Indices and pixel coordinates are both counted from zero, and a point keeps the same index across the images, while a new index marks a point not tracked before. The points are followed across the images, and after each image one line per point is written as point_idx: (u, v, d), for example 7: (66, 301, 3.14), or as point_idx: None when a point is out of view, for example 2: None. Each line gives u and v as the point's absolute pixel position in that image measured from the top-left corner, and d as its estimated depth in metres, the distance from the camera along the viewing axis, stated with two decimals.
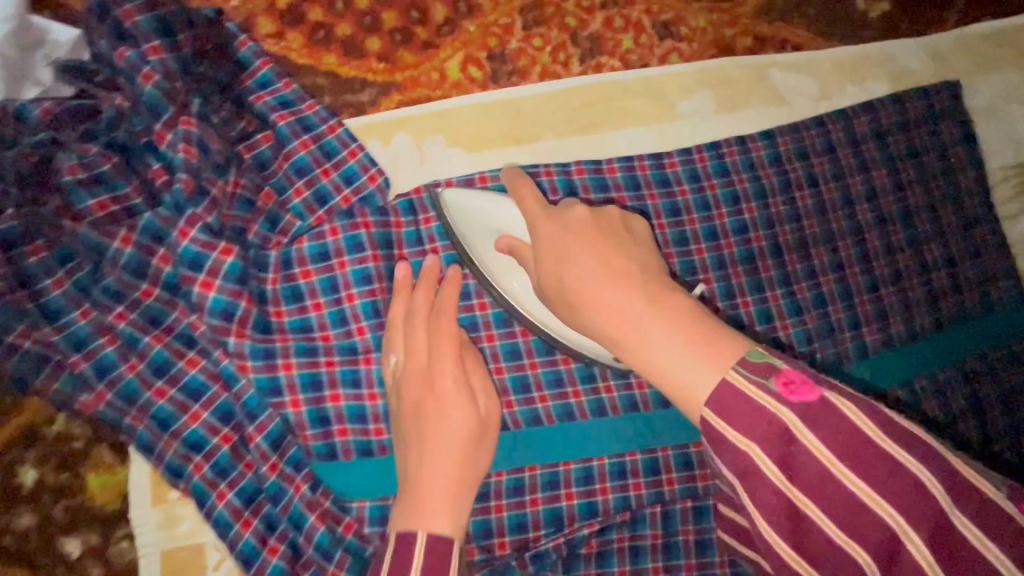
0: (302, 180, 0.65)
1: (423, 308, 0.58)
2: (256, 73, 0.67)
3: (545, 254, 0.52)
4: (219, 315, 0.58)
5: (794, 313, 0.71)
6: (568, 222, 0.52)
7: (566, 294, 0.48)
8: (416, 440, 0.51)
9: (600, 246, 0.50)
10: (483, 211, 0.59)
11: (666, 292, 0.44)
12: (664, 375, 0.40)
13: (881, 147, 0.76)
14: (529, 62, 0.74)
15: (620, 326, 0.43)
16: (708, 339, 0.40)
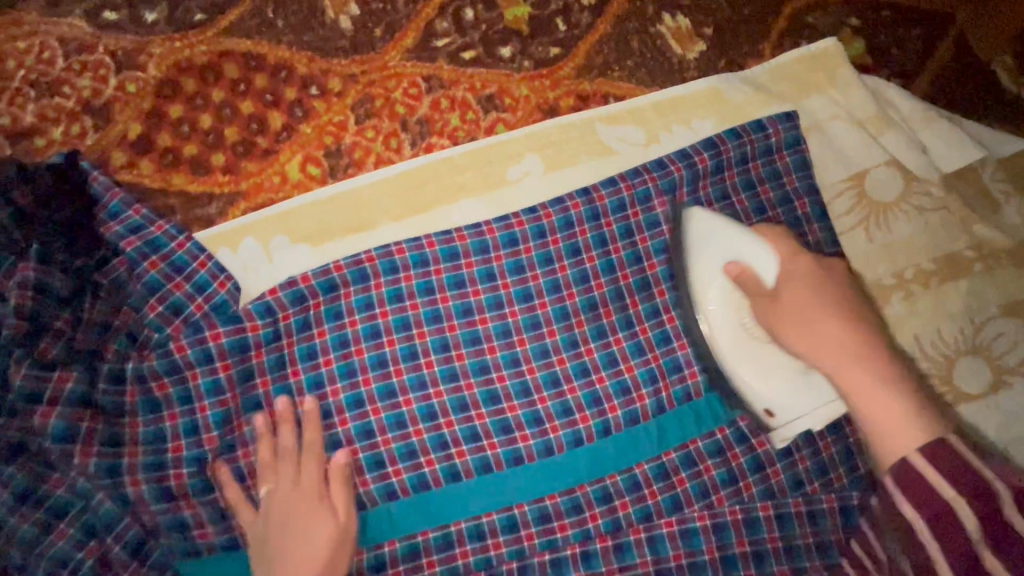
0: (155, 297, 0.70)
1: (288, 484, 0.66)
2: (107, 205, 0.71)
3: (800, 287, 0.64)
4: (61, 440, 0.62)
5: (637, 354, 0.75)
6: (795, 279, 0.65)
7: (802, 312, 0.62)
8: (283, 558, 0.61)
9: (839, 297, 0.63)
10: (732, 242, 0.69)
11: (890, 339, 0.59)
12: (877, 401, 0.53)
13: (697, 188, 0.79)
14: (363, 154, 0.80)
15: (853, 343, 0.58)
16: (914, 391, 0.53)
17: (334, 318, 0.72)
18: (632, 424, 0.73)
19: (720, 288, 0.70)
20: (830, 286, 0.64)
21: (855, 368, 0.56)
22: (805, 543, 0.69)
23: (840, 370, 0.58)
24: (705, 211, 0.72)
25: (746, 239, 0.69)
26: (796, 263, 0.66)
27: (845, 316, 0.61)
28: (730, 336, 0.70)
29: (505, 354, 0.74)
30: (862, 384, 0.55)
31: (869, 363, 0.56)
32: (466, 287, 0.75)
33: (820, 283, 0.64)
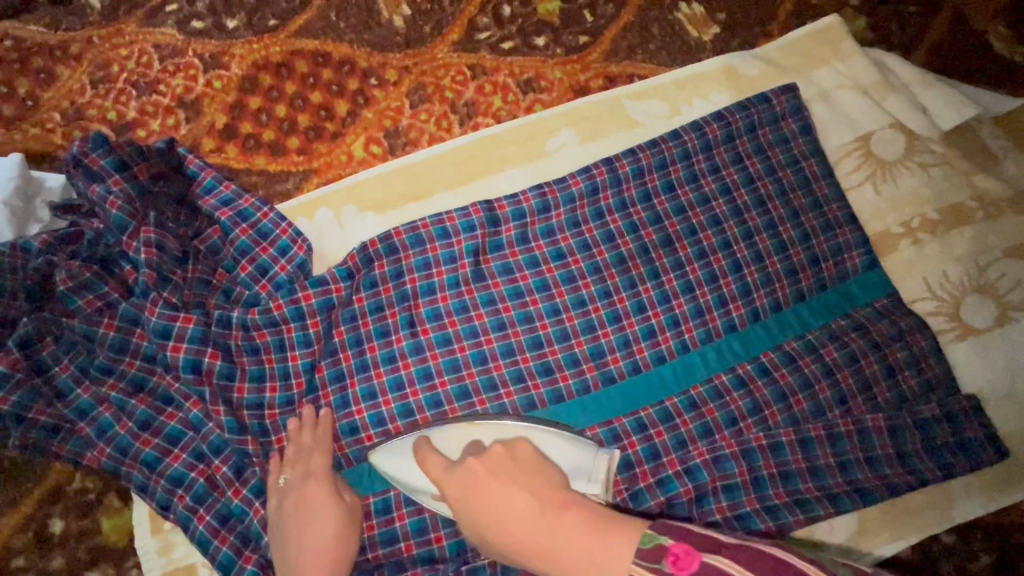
0: (246, 259, 0.81)
1: (297, 475, 0.72)
2: (202, 181, 0.83)
3: (456, 499, 0.63)
4: (190, 369, 0.73)
5: (664, 301, 0.84)
6: (465, 471, 0.64)
7: (476, 523, 0.60)
8: (297, 540, 0.68)
9: (507, 471, 0.62)
10: (406, 468, 0.73)
11: (558, 509, 0.55)
12: (587, 561, 0.50)
13: (714, 154, 0.89)
14: (418, 134, 0.91)
15: (511, 533, 0.56)
16: (604, 526, 0.52)
17: (397, 278, 0.82)
18: (659, 364, 0.82)
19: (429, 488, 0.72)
20: (495, 465, 0.63)
21: (563, 541, 0.53)
22: (826, 462, 0.77)
23: (551, 555, 0.53)
24: (386, 451, 0.74)
25: (405, 463, 0.74)
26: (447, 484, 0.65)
27: (512, 498, 0.58)
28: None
29: (546, 305, 0.83)
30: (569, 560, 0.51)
31: (552, 527, 0.54)
32: (505, 250, 0.85)
33: (489, 467, 0.63)
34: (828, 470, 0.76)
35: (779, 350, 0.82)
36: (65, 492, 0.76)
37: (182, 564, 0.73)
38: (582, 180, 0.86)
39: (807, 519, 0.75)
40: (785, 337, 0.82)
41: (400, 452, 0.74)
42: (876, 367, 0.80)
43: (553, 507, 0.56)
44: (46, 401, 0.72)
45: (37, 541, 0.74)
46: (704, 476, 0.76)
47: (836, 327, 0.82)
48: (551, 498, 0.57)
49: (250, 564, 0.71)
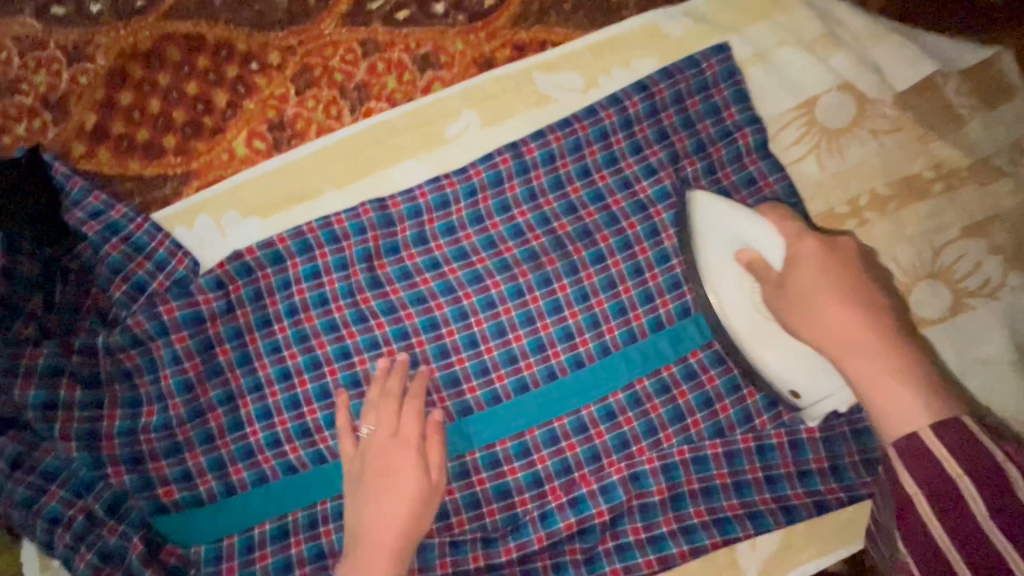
0: (119, 276, 0.75)
1: (386, 434, 0.67)
2: (70, 193, 0.76)
3: (791, 285, 0.59)
4: (43, 406, 0.67)
5: (582, 300, 0.75)
6: (811, 256, 0.59)
7: (806, 301, 0.57)
8: (371, 498, 0.64)
9: (861, 278, 0.57)
10: (737, 228, 0.65)
11: (907, 332, 0.52)
12: (874, 386, 0.49)
13: (635, 131, 0.79)
14: (305, 124, 0.82)
15: (861, 333, 0.52)
16: (954, 383, 0.48)
17: (285, 289, 0.75)
18: (577, 368, 0.73)
19: (723, 264, 0.67)
20: (849, 267, 0.58)
21: (862, 359, 0.50)
22: (753, 476, 0.70)
23: (856, 367, 0.51)
24: (708, 196, 0.69)
25: (758, 225, 0.64)
26: (801, 248, 0.60)
27: (841, 297, 0.55)
28: (744, 313, 0.67)
29: (451, 309, 0.75)
30: (895, 384, 0.48)
31: (880, 349, 0.50)
32: (401, 252, 0.77)
33: (842, 270, 0.57)
34: (754, 485, 0.70)
35: (708, 349, 0.74)
36: None
37: None
38: (483, 170, 0.78)
39: (726, 541, 0.69)
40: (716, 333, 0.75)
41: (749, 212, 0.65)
42: None
43: (904, 332, 0.52)
44: None
45: None
46: (620, 496, 0.70)
47: None
48: (891, 315, 0.54)
49: None
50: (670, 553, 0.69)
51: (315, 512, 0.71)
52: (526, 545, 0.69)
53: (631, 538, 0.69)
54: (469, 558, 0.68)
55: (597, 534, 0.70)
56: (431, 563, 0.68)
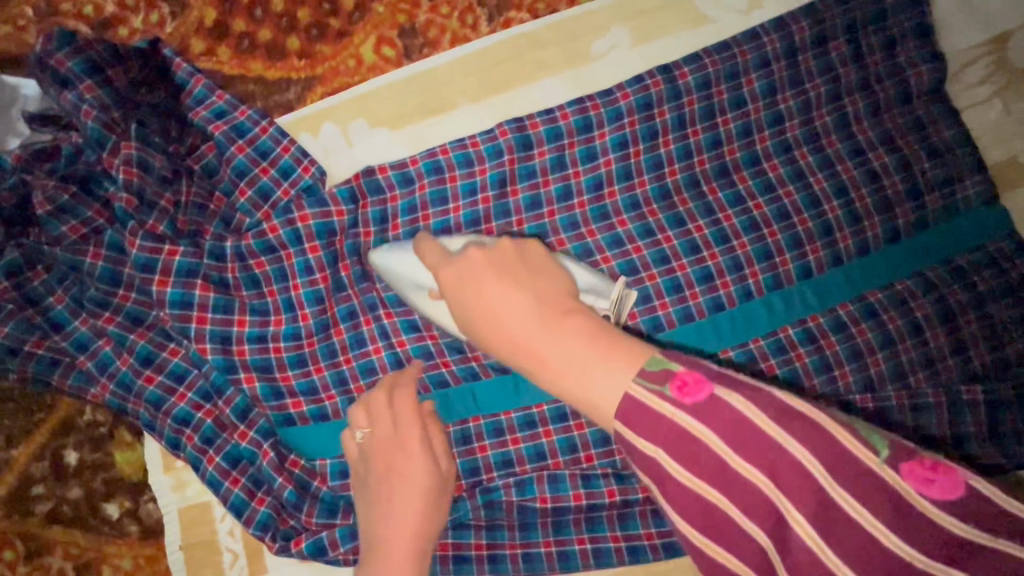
0: (244, 181, 0.70)
1: (387, 429, 0.59)
2: (193, 91, 0.71)
3: (451, 291, 0.49)
4: (179, 306, 0.66)
5: (721, 242, 0.69)
6: (466, 259, 0.49)
7: (471, 310, 0.46)
8: (383, 499, 0.56)
9: (519, 273, 0.46)
10: (411, 267, 0.62)
11: (567, 315, 0.41)
12: (585, 379, 0.37)
13: (799, 61, 0.70)
14: (438, 32, 0.76)
15: (524, 330, 0.41)
16: (612, 338, 0.39)
17: (408, 213, 0.71)
18: (716, 311, 0.68)
19: (422, 299, 0.61)
20: (517, 262, 0.48)
21: (565, 345, 0.39)
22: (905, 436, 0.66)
23: (534, 366, 0.40)
24: (382, 248, 0.64)
25: (411, 254, 0.62)
26: (441, 276, 0.50)
27: (498, 290, 0.45)
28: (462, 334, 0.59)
29: (575, 246, 0.70)
30: (555, 373, 0.39)
31: (570, 333, 0.39)
32: (538, 177, 0.71)
33: (478, 272, 0.47)
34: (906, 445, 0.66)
35: (860, 302, 0.68)
36: (77, 424, 0.73)
37: (197, 501, 0.71)
38: (631, 95, 0.70)
39: None
40: (869, 288, 0.69)
41: (404, 248, 0.63)
42: (974, 326, 0.68)
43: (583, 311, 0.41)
44: (43, 334, 0.67)
45: (54, 472, 0.73)
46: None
47: (933, 277, 0.69)
48: (557, 303, 0.43)
49: (263, 507, 0.66)
50: None
51: None
52: None
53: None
54: (604, 492, 0.67)
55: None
56: (566, 492, 0.67)
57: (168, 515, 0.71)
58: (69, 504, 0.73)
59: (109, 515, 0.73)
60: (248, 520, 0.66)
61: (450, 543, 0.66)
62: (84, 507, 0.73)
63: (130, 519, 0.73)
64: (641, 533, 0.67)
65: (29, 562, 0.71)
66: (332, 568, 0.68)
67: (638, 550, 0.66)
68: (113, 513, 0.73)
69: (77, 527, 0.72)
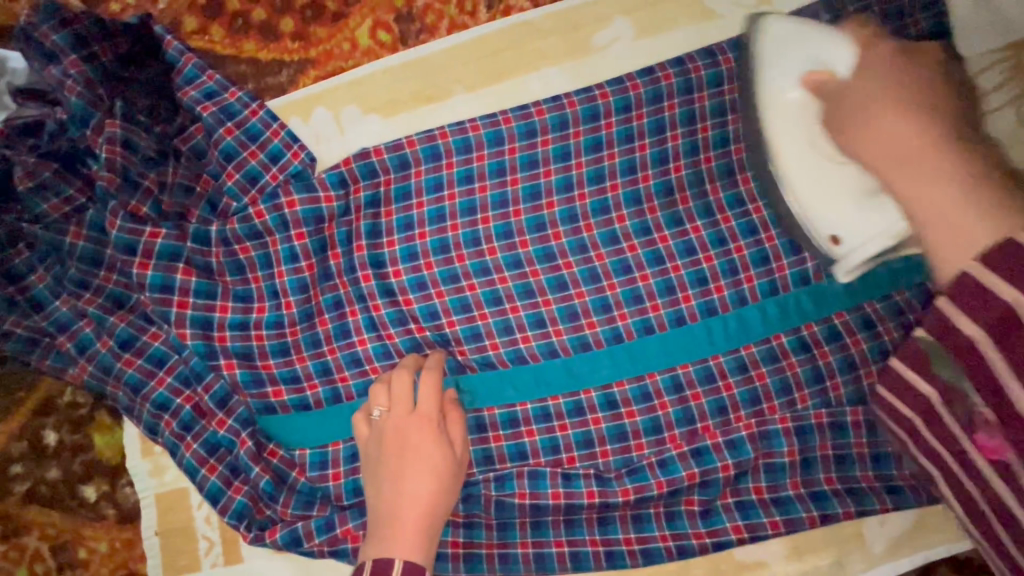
0: (232, 164, 0.69)
1: (404, 411, 0.61)
2: (183, 70, 0.69)
3: (851, 105, 0.53)
4: (160, 289, 0.65)
5: (718, 244, 0.68)
6: (919, 75, 0.52)
7: (857, 108, 0.52)
8: (395, 475, 0.58)
9: (914, 92, 0.50)
10: (817, 42, 0.57)
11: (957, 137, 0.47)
12: (935, 183, 0.45)
13: None
14: (436, 18, 0.74)
15: (917, 136, 0.47)
16: (1009, 218, 0.41)
17: (402, 200, 0.70)
18: (708, 316, 0.67)
19: (783, 99, 0.59)
20: (923, 91, 0.50)
21: (933, 183, 0.45)
22: (894, 450, 0.65)
23: (895, 168, 0.48)
24: (782, 21, 0.60)
25: (834, 40, 0.57)
26: (871, 56, 0.54)
27: (904, 109, 0.49)
28: (805, 151, 0.59)
29: (570, 241, 0.69)
30: (918, 193, 0.45)
31: (952, 171, 0.44)
32: (539, 167, 0.69)
33: (896, 85, 0.51)
34: (894, 459, 0.65)
35: (856, 312, 0.67)
36: (57, 405, 0.73)
37: (175, 487, 0.71)
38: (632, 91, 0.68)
39: (859, 512, 0.64)
40: (868, 297, 0.67)
41: (825, 31, 0.58)
42: None
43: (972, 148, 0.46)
44: (22, 313, 0.66)
45: (32, 452, 0.72)
46: (747, 454, 0.65)
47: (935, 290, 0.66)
48: (940, 123, 0.48)
49: (239, 496, 0.65)
50: (798, 517, 0.64)
51: None
52: (645, 488, 0.65)
53: (755, 496, 0.65)
54: (584, 494, 0.65)
55: (720, 488, 0.65)
56: (545, 491, 0.66)
57: (145, 500, 0.70)
58: (47, 485, 0.72)
59: (86, 497, 0.72)
60: (224, 507, 0.65)
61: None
62: (62, 488, 0.72)
63: (106, 502, 0.72)
64: (620, 538, 0.65)
65: (5, 542, 0.71)
66: (308, 559, 0.68)
67: (616, 555, 0.65)
68: (90, 496, 0.72)
69: (54, 508, 0.72)
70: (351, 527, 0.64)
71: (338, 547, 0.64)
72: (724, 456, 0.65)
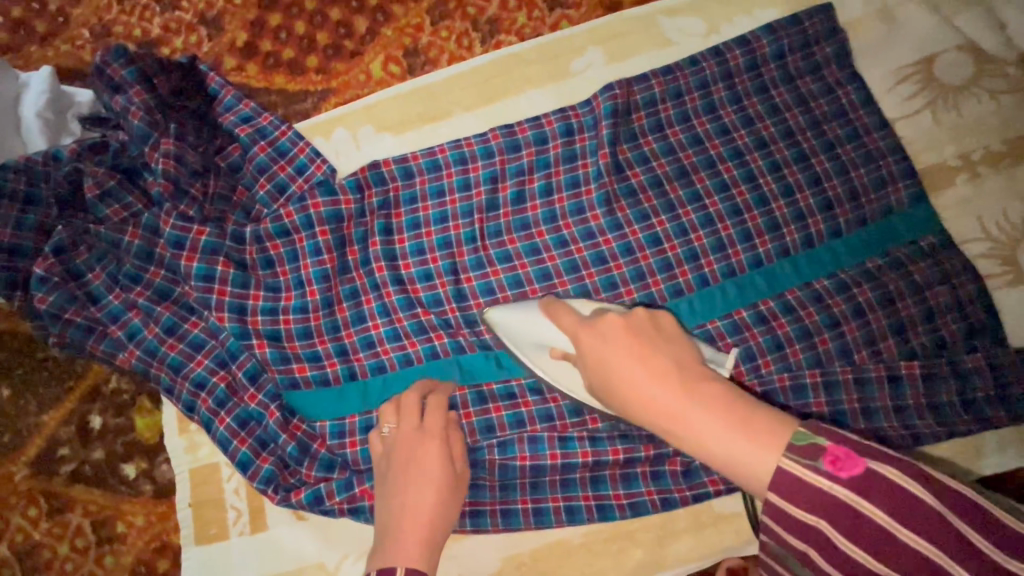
0: (264, 177, 0.80)
1: (411, 427, 0.68)
2: (223, 99, 0.82)
3: (596, 369, 0.56)
4: (203, 279, 0.74)
5: (680, 235, 0.79)
6: (604, 332, 0.57)
7: (608, 373, 0.54)
8: (398, 490, 0.64)
9: (648, 347, 0.53)
10: (536, 327, 0.67)
11: (700, 379, 0.48)
12: (712, 438, 0.44)
13: (761, 72, 0.82)
14: (437, 53, 0.88)
15: (656, 401, 0.48)
16: (754, 419, 0.44)
17: (410, 203, 0.80)
18: (674, 297, 0.78)
19: (546, 360, 0.67)
20: (632, 341, 0.54)
21: (690, 422, 0.46)
22: (850, 408, 0.73)
23: (680, 432, 0.46)
24: (498, 309, 0.69)
25: (541, 319, 0.66)
26: (582, 336, 0.58)
27: (637, 359, 0.52)
28: (588, 394, 0.65)
29: (552, 237, 0.80)
30: (701, 446, 0.45)
31: (700, 406, 0.46)
32: (525, 176, 0.81)
33: (635, 338, 0.54)
34: (850, 415, 0.73)
35: (807, 289, 0.77)
36: (103, 392, 0.81)
37: (207, 462, 0.78)
38: (602, 103, 0.80)
39: None
40: (814, 275, 0.77)
41: (532, 309, 0.68)
42: (913, 311, 0.74)
43: (691, 387, 0.48)
44: (80, 304, 0.76)
45: (79, 435, 0.80)
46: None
47: (872, 267, 0.77)
48: (679, 375, 0.49)
49: (266, 465, 0.74)
50: None
51: None
52: (632, 449, 0.72)
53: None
54: (579, 454, 0.72)
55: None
56: (543, 452, 0.73)
57: (179, 475, 0.78)
58: (91, 465, 0.79)
59: (126, 475, 0.79)
60: (254, 474, 0.73)
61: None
62: (105, 468, 0.79)
63: (145, 479, 0.79)
64: (610, 494, 0.72)
65: (51, 519, 0.78)
66: (329, 521, 0.75)
67: (606, 509, 0.72)
68: (130, 474, 0.79)
69: (96, 486, 0.79)
70: (367, 488, 0.72)
71: (357, 505, 0.72)
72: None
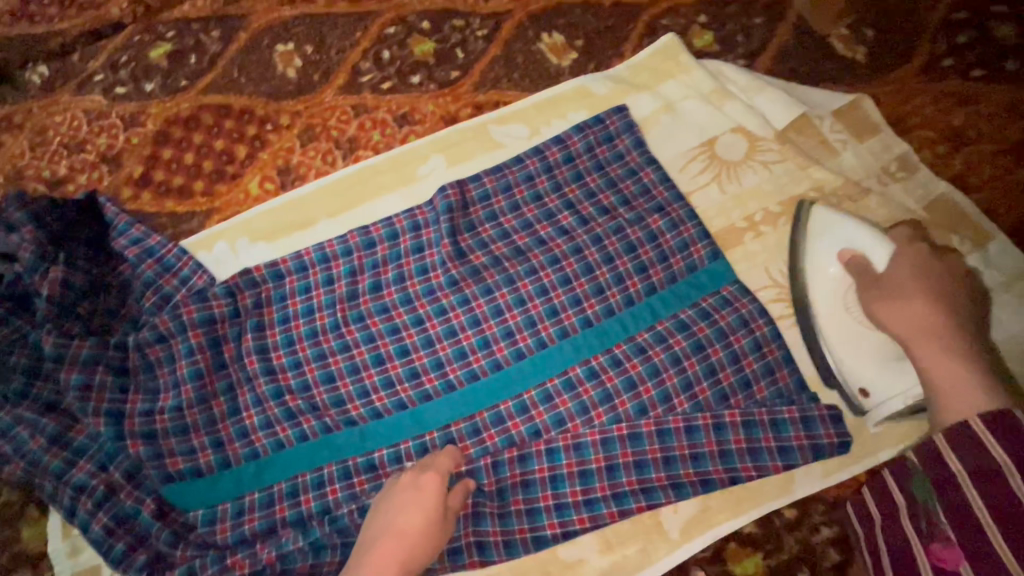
0: (150, 290, 0.91)
1: (421, 466, 0.76)
2: (116, 226, 0.93)
3: (887, 284, 0.79)
4: (80, 388, 0.82)
5: (520, 304, 0.88)
6: (905, 270, 0.79)
7: (902, 289, 0.77)
8: (390, 513, 0.73)
9: (934, 283, 0.77)
10: (851, 232, 0.83)
11: (930, 338, 0.75)
12: (945, 361, 0.73)
13: (576, 163, 0.96)
14: (307, 170, 1.02)
15: (940, 321, 0.75)
16: (968, 370, 0.72)
17: (281, 301, 0.91)
18: (519, 359, 0.86)
19: (828, 274, 0.83)
20: (930, 274, 0.78)
21: (932, 344, 0.74)
22: (681, 453, 0.80)
23: (929, 345, 0.74)
24: (823, 207, 0.86)
25: (859, 231, 0.82)
26: (902, 255, 0.79)
27: (934, 295, 0.77)
28: (833, 304, 0.82)
29: (410, 317, 0.89)
30: (926, 364, 0.74)
31: (948, 340, 0.74)
32: (380, 268, 0.92)
33: (927, 267, 0.78)
34: (680, 459, 0.80)
35: (631, 342, 0.86)
36: None
37: (87, 566, 0.82)
38: (439, 201, 0.93)
39: (650, 505, 0.80)
40: (638, 328, 0.87)
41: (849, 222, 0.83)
42: (722, 354, 0.84)
43: (948, 340, 0.74)
44: None
45: None
46: (561, 460, 0.80)
47: (685, 317, 0.87)
48: (948, 318, 0.75)
49: (140, 557, 0.78)
50: (601, 512, 0.79)
51: (297, 483, 0.82)
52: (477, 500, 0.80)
53: (570, 498, 0.80)
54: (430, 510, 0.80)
55: (537, 489, 0.80)
56: None
57: None
58: None
59: None
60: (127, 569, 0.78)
61: (308, 564, 0.78)
62: None
63: None
64: (461, 533, 0.80)
65: None
66: None
67: (457, 550, 0.79)
68: None
69: None
70: (238, 557, 0.78)
71: None
72: (540, 460, 0.81)
